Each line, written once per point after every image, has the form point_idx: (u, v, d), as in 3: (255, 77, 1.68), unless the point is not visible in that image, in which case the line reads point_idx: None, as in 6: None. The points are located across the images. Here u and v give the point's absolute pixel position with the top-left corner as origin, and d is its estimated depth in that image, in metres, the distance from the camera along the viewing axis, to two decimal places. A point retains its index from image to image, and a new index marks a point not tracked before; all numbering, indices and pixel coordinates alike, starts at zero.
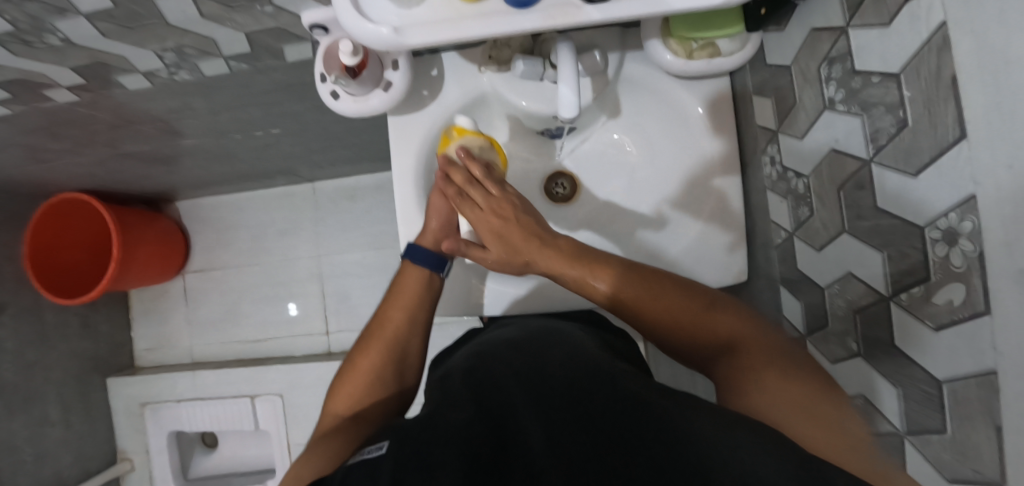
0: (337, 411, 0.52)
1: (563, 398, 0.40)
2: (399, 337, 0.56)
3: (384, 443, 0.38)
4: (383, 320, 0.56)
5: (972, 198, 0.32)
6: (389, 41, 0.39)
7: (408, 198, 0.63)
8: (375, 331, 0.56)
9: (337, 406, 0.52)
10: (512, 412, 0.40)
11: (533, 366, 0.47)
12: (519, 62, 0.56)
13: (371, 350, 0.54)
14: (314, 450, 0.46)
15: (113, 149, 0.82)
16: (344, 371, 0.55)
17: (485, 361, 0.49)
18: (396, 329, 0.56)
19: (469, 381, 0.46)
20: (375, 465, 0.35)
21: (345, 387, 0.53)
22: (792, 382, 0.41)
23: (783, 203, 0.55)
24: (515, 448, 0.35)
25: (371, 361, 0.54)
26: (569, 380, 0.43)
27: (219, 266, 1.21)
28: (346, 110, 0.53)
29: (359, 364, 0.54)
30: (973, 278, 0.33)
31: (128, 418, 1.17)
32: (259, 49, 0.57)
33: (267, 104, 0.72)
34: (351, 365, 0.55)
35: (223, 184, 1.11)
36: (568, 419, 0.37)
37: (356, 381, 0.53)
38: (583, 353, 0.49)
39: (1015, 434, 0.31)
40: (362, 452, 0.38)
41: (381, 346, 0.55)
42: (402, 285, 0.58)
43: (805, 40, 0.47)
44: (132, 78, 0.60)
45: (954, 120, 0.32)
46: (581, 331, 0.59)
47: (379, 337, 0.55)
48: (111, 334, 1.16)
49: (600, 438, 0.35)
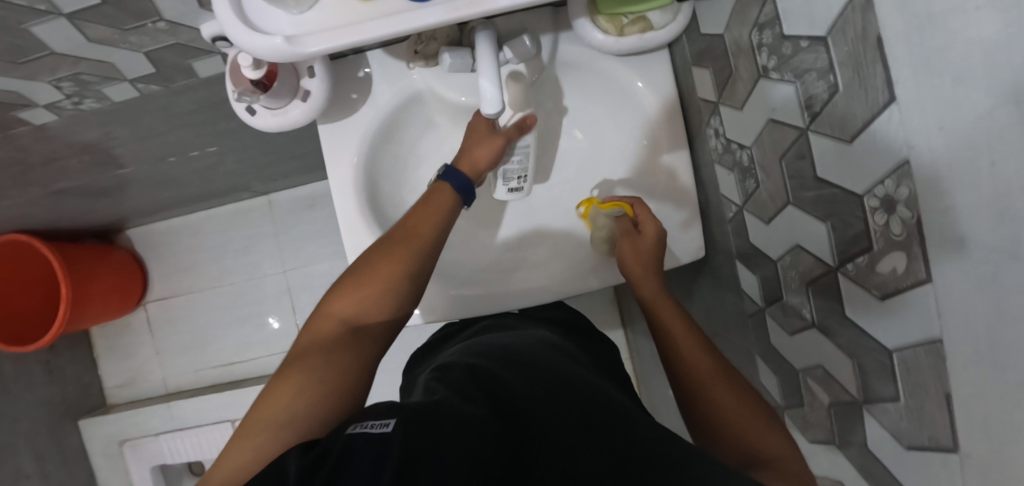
0: (337, 313, 0.47)
1: (588, 423, 0.38)
2: (422, 257, 0.50)
3: (392, 419, 0.35)
4: (405, 237, 0.50)
5: (905, 164, 0.31)
6: (285, 52, 0.36)
7: (350, 210, 0.60)
8: (394, 242, 0.50)
9: (340, 308, 0.47)
10: (525, 416, 0.38)
11: (543, 371, 0.46)
12: (445, 55, 0.52)
13: (393, 264, 0.49)
14: (317, 364, 0.43)
15: (41, 188, 0.77)
16: (352, 271, 0.49)
17: (491, 360, 0.48)
18: (418, 252, 0.50)
19: (477, 375, 0.44)
20: (385, 446, 0.32)
21: (353, 293, 0.48)
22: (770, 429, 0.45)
23: (731, 176, 0.54)
24: (527, 461, 0.34)
25: (393, 272, 0.48)
26: (582, 396, 0.42)
27: (182, 292, 1.17)
28: (265, 126, 0.50)
29: (371, 276, 0.48)
30: (913, 246, 0.32)
31: (109, 458, 1.14)
32: (166, 68, 0.53)
33: (193, 124, 0.68)
34: (370, 264, 0.49)
35: (173, 208, 1.06)
36: (586, 441, 0.36)
37: (371, 288, 0.48)
38: (583, 371, 0.49)
39: (964, 401, 0.31)
40: (364, 424, 0.35)
41: (400, 265, 0.49)
42: (426, 202, 0.52)
43: (734, 6, 0.45)
44: (35, 113, 0.56)
45: (883, 83, 0.31)
46: (562, 339, 0.59)
47: (399, 257, 0.49)
48: (78, 376, 1.12)
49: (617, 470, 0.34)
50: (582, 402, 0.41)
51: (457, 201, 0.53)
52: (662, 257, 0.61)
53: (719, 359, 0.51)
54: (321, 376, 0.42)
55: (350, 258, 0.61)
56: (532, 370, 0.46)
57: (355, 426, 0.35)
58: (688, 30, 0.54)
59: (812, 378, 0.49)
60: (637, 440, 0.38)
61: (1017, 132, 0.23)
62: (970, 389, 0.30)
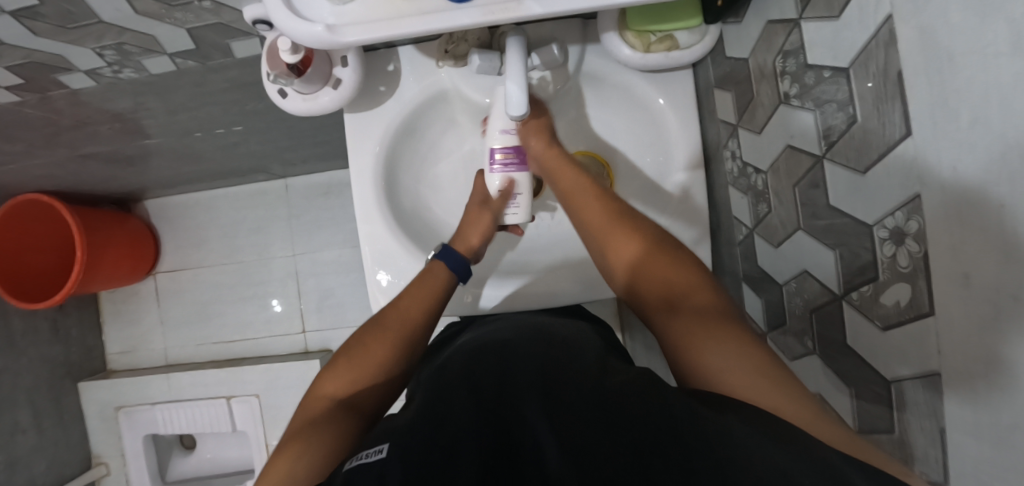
0: (329, 393, 0.49)
1: (573, 397, 0.38)
2: (412, 330, 0.53)
3: (385, 447, 0.36)
4: (394, 317, 0.54)
5: (917, 198, 0.32)
6: (324, 39, 0.38)
7: (367, 198, 0.62)
8: (381, 326, 0.53)
9: (329, 388, 0.49)
10: (519, 416, 0.38)
11: (541, 361, 0.45)
12: (474, 56, 0.54)
13: (384, 338, 0.52)
14: (308, 438, 0.44)
15: (70, 150, 0.79)
16: (342, 354, 0.52)
17: (483, 354, 0.48)
18: (404, 330, 0.53)
19: (466, 377, 0.44)
20: (379, 470, 0.33)
21: (344, 372, 0.50)
22: (730, 330, 0.39)
23: (744, 199, 0.55)
24: (524, 467, 0.34)
25: (382, 348, 0.51)
26: (576, 380, 0.41)
27: (192, 266, 1.19)
28: (295, 109, 0.51)
29: (361, 356, 0.51)
30: (918, 280, 0.32)
31: (102, 422, 1.15)
32: (205, 45, 0.54)
33: (222, 102, 0.70)
34: (359, 344, 0.52)
35: (192, 182, 1.08)
36: (579, 421, 0.36)
37: (361, 364, 0.50)
38: (583, 356, 0.47)
39: (960, 437, 0.31)
40: (360, 455, 0.36)
41: (388, 340, 0.52)
42: (420, 283, 0.56)
43: (761, 32, 0.46)
44: (75, 77, 0.57)
45: (900, 118, 0.32)
46: (578, 329, 0.58)
47: (386, 338, 0.52)
48: (82, 338, 1.14)
49: (616, 444, 0.32)
50: (577, 387, 0.40)
51: (452, 281, 0.57)
52: None
53: (681, 266, 0.46)
54: (311, 448, 0.43)
55: (362, 246, 0.63)
56: (528, 362, 0.45)
57: (352, 459, 0.37)
58: (714, 53, 0.55)
59: None
60: (636, 402, 0.35)
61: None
62: (964, 422, 0.30)
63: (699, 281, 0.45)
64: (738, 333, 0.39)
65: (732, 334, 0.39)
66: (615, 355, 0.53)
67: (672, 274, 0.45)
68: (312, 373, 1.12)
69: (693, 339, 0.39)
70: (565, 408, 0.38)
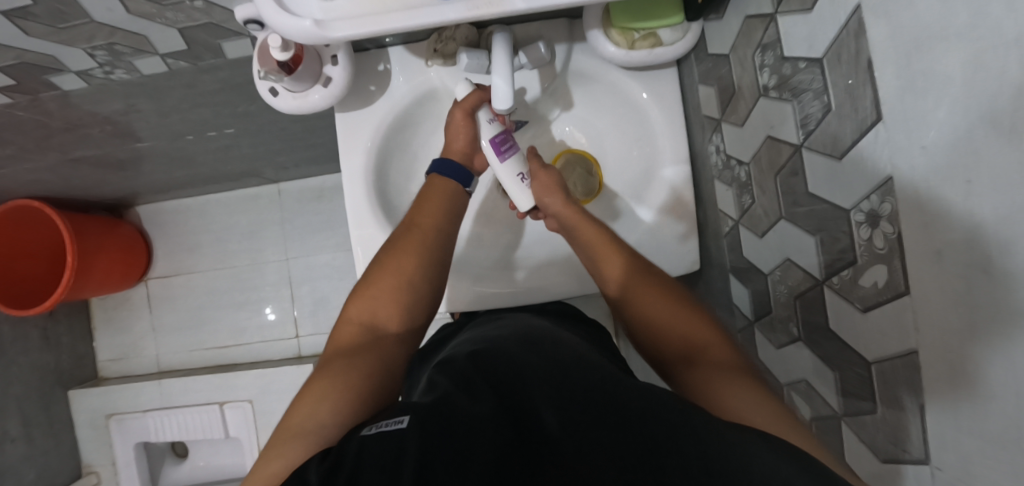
0: (356, 317, 0.51)
1: (587, 391, 0.39)
2: (427, 243, 0.55)
3: (405, 417, 0.37)
4: (413, 234, 0.55)
5: (889, 180, 0.33)
6: (313, 34, 0.38)
7: (358, 197, 0.62)
8: (398, 245, 0.55)
9: (355, 313, 0.52)
10: (527, 400, 0.39)
11: (551, 358, 0.46)
12: (463, 55, 0.55)
13: (400, 254, 0.54)
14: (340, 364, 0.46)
15: (61, 154, 0.80)
16: (365, 278, 0.54)
17: (491, 350, 0.49)
18: (421, 249, 0.55)
19: (476, 364, 0.45)
20: (398, 440, 0.34)
21: (368, 296, 0.52)
22: (751, 382, 0.40)
23: (729, 191, 0.56)
24: (534, 439, 0.35)
25: (399, 265, 0.53)
26: (588, 374, 0.42)
27: (184, 272, 1.18)
28: (286, 108, 0.52)
29: (381, 277, 0.53)
30: (894, 260, 0.33)
31: (92, 431, 1.14)
32: (196, 45, 0.55)
33: (214, 104, 0.71)
34: (379, 265, 0.54)
35: (185, 187, 1.09)
36: (588, 411, 0.37)
37: (383, 284, 0.53)
38: (591, 359, 0.48)
39: (938, 414, 0.32)
40: (379, 425, 0.37)
41: (405, 257, 0.54)
42: (430, 197, 0.58)
43: (740, 28, 0.47)
44: (66, 78, 0.58)
45: (871, 103, 0.33)
46: (574, 334, 0.59)
47: (405, 252, 0.54)
48: (72, 345, 1.13)
49: (632, 437, 0.33)
50: (589, 382, 0.41)
51: (455, 189, 0.59)
52: (658, 268, 0.63)
53: (699, 316, 0.48)
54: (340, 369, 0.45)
55: (354, 248, 0.63)
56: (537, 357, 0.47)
57: (371, 427, 0.37)
58: (697, 50, 0.56)
59: (794, 391, 0.50)
60: (653, 405, 0.36)
61: (990, 161, 0.26)
62: (942, 399, 0.31)
63: (713, 332, 0.47)
64: (754, 383, 0.40)
65: (743, 384, 0.40)
66: (600, 353, 0.53)
67: (689, 327, 0.47)
68: (305, 378, 1.11)
69: (715, 385, 0.41)
70: (573, 397, 0.39)
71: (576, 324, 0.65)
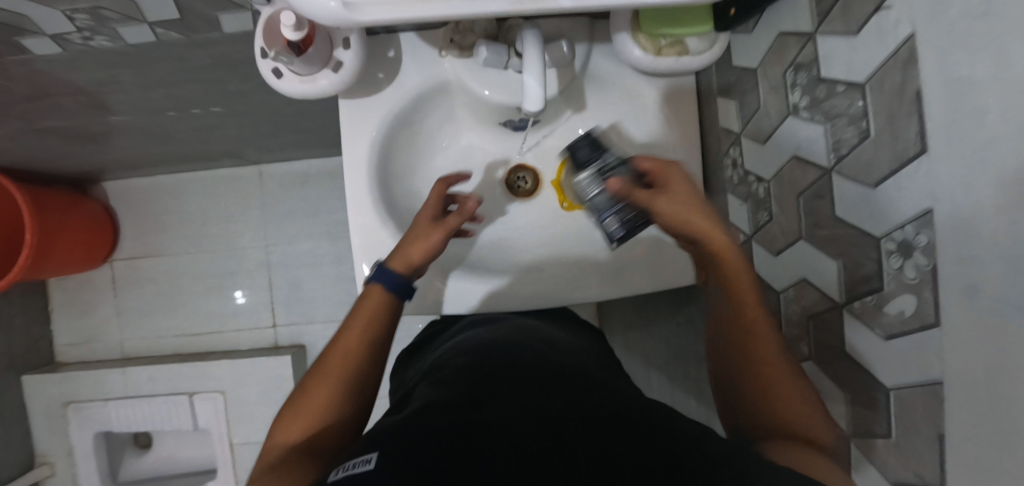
0: (283, 443, 0.45)
1: (579, 411, 0.38)
2: (357, 353, 0.49)
3: (374, 455, 0.35)
4: (339, 344, 0.50)
5: (928, 213, 0.33)
6: (339, 16, 0.35)
7: (359, 191, 0.59)
8: (330, 361, 0.49)
9: (281, 438, 0.45)
10: (519, 421, 0.37)
11: (544, 375, 0.44)
12: (482, 48, 0.52)
13: (330, 368, 0.48)
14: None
15: (24, 123, 0.73)
16: (292, 397, 0.48)
17: (479, 359, 0.47)
18: (354, 356, 0.49)
19: (467, 382, 0.43)
20: (368, 482, 0.32)
21: (293, 416, 0.46)
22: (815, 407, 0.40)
23: (743, 206, 0.56)
24: (523, 464, 0.34)
25: (327, 381, 0.48)
26: (585, 391, 0.42)
27: (153, 254, 1.11)
28: (291, 91, 0.49)
29: (311, 397, 0.47)
30: (925, 291, 0.34)
31: (47, 419, 1.06)
32: (191, 17, 0.50)
33: (202, 80, 0.66)
34: (308, 383, 0.48)
35: (158, 164, 1.02)
36: (576, 435, 0.36)
37: (311, 402, 0.47)
38: (585, 369, 0.47)
39: (958, 442, 0.32)
40: (346, 466, 0.35)
41: (339, 368, 0.48)
42: (366, 303, 0.52)
43: (773, 43, 0.47)
44: (38, 42, 0.52)
45: (915, 135, 0.33)
46: (567, 334, 0.58)
47: (336, 362, 0.49)
48: (27, 327, 1.05)
49: (628, 470, 0.33)
50: (584, 409, 0.39)
51: (396, 297, 0.53)
52: (665, 278, 0.63)
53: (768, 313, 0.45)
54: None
55: (352, 237, 0.60)
56: (531, 373, 0.45)
57: (337, 470, 0.35)
58: (720, 61, 0.57)
59: None
60: (660, 441, 0.36)
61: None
62: (963, 430, 0.32)
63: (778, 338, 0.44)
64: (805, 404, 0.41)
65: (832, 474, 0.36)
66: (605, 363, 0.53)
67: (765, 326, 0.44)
68: (282, 370, 1.07)
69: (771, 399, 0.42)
70: (563, 418, 0.38)
71: (572, 326, 0.65)
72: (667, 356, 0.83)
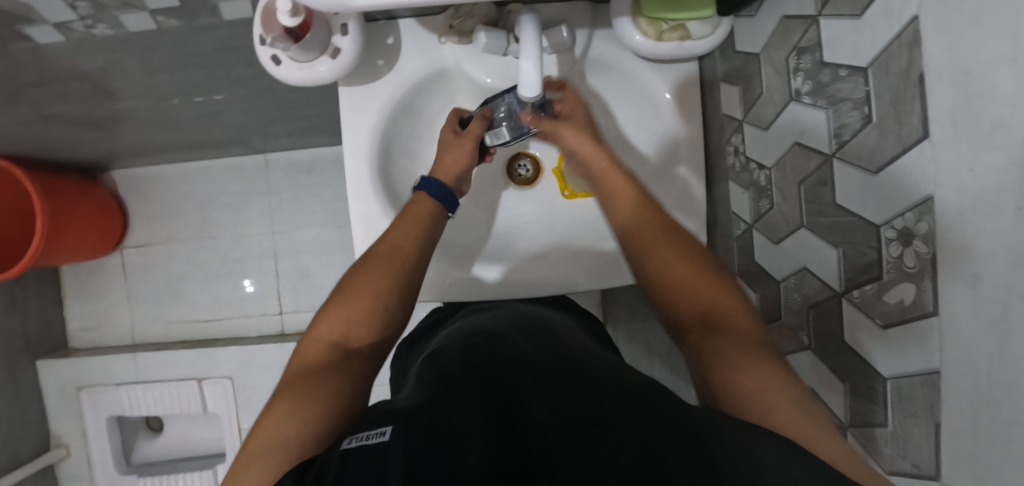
0: (326, 337, 0.46)
1: (581, 389, 0.39)
2: (403, 260, 0.50)
3: (389, 427, 0.35)
4: (382, 250, 0.50)
5: (930, 200, 0.32)
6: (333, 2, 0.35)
7: (360, 177, 0.59)
8: (373, 260, 0.50)
9: (324, 331, 0.46)
10: (520, 404, 0.39)
11: (542, 355, 0.45)
12: (481, 33, 0.52)
13: (376, 271, 0.49)
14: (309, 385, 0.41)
15: (33, 110, 0.74)
16: (335, 294, 0.49)
17: (481, 343, 0.48)
18: (399, 263, 0.50)
19: (466, 363, 0.44)
20: (382, 454, 0.32)
21: (338, 314, 0.47)
22: (766, 365, 0.39)
23: (745, 194, 0.55)
24: (530, 446, 0.34)
25: (372, 285, 0.48)
26: (587, 369, 0.42)
27: (162, 241, 1.13)
28: (289, 78, 0.49)
29: (355, 296, 0.48)
30: (925, 279, 0.33)
31: (62, 401, 1.09)
32: (192, 3, 0.51)
33: (205, 66, 0.66)
34: (352, 281, 0.49)
35: (165, 152, 1.03)
36: (580, 412, 0.36)
37: (357, 301, 0.47)
38: (586, 351, 0.47)
39: (955, 432, 0.32)
40: (361, 436, 0.35)
41: (383, 276, 0.49)
42: (409, 215, 0.53)
43: (776, 27, 0.46)
44: (43, 30, 0.53)
45: (920, 119, 0.32)
46: (567, 321, 0.58)
47: (381, 266, 0.49)
48: (41, 312, 1.07)
49: (630, 438, 0.33)
50: (582, 381, 0.40)
51: (437, 212, 0.55)
52: None
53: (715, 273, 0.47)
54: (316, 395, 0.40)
55: (353, 224, 0.60)
56: (530, 352, 0.46)
57: (351, 440, 0.35)
58: (723, 46, 0.56)
59: None
60: (656, 408, 0.36)
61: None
62: (961, 419, 0.32)
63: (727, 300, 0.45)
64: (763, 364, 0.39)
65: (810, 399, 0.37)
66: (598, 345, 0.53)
67: (707, 295, 0.45)
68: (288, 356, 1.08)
69: (727, 362, 0.40)
70: (568, 398, 0.38)
71: (573, 314, 0.65)
72: (668, 345, 0.83)
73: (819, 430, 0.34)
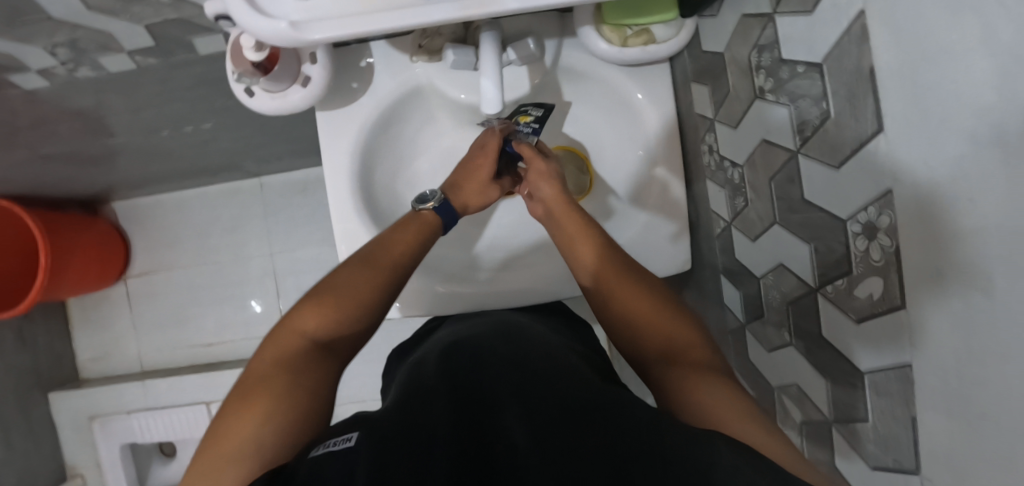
0: (307, 330, 0.46)
1: (548, 393, 0.39)
2: (396, 270, 0.51)
3: (356, 434, 0.36)
4: (378, 256, 0.51)
5: (889, 193, 0.32)
6: (289, 37, 0.36)
7: (341, 198, 0.60)
8: (370, 265, 0.50)
9: (307, 324, 0.47)
10: (492, 408, 0.39)
11: (511, 361, 0.45)
12: (450, 51, 0.53)
13: (368, 277, 0.50)
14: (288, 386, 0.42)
15: (28, 152, 0.76)
16: (322, 287, 0.49)
17: (458, 352, 0.48)
18: (391, 274, 0.51)
19: (441, 372, 0.44)
20: (348, 461, 0.33)
21: (324, 310, 0.47)
22: (722, 383, 0.40)
23: (722, 192, 0.55)
24: (493, 451, 0.34)
25: (361, 288, 0.49)
26: (555, 373, 0.43)
27: (164, 269, 1.15)
28: (263, 108, 0.50)
29: (344, 298, 0.48)
30: (890, 273, 0.33)
31: (75, 432, 1.12)
32: (166, 42, 0.52)
33: (188, 99, 0.68)
34: (342, 280, 0.49)
35: (161, 182, 1.05)
36: (548, 417, 0.36)
37: (344, 303, 0.48)
38: (558, 354, 0.48)
39: (930, 426, 0.32)
40: (329, 443, 0.36)
41: (374, 283, 0.49)
42: (405, 226, 0.54)
43: (737, 26, 0.46)
44: (27, 77, 0.55)
45: (872, 114, 0.32)
46: (548, 328, 0.58)
47: (374, 274, 0.50)
48: (50, 346, 1.10)
49: (594, 437, 0.34)
50: (552, 384, 0.41)
51: (437, 231, 0.55)
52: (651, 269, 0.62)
53: (673, 306, 0.47)
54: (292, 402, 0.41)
55: (337, 244, 0.61)
56: (505, 358, 0.46)
57: (319, 447, 0.36)
58: (691, 46, 0.56)
59: (786, 395, 0.50)
60: (617, 409, 0.37)
61: (985, 182, 0.25)
62: (934, 412, 0.31)
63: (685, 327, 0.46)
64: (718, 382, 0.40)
65: (758, 413, 0.37)
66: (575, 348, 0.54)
67: (669, 323, 0.46)
68: None
69: (682, 380, 0.41)
70: (537, 403, 0.38)
71: (560, 320, 0.65)
72: None
73: (773, 437, 0.35)
